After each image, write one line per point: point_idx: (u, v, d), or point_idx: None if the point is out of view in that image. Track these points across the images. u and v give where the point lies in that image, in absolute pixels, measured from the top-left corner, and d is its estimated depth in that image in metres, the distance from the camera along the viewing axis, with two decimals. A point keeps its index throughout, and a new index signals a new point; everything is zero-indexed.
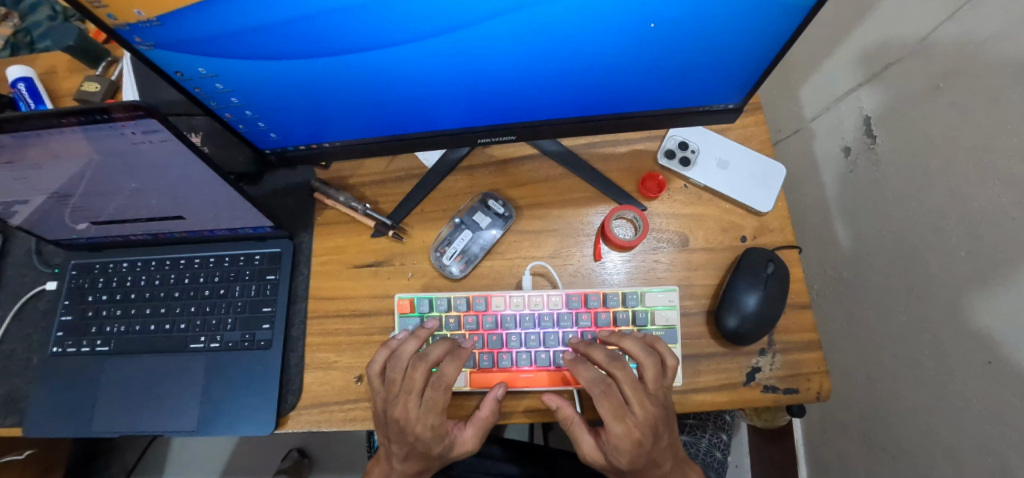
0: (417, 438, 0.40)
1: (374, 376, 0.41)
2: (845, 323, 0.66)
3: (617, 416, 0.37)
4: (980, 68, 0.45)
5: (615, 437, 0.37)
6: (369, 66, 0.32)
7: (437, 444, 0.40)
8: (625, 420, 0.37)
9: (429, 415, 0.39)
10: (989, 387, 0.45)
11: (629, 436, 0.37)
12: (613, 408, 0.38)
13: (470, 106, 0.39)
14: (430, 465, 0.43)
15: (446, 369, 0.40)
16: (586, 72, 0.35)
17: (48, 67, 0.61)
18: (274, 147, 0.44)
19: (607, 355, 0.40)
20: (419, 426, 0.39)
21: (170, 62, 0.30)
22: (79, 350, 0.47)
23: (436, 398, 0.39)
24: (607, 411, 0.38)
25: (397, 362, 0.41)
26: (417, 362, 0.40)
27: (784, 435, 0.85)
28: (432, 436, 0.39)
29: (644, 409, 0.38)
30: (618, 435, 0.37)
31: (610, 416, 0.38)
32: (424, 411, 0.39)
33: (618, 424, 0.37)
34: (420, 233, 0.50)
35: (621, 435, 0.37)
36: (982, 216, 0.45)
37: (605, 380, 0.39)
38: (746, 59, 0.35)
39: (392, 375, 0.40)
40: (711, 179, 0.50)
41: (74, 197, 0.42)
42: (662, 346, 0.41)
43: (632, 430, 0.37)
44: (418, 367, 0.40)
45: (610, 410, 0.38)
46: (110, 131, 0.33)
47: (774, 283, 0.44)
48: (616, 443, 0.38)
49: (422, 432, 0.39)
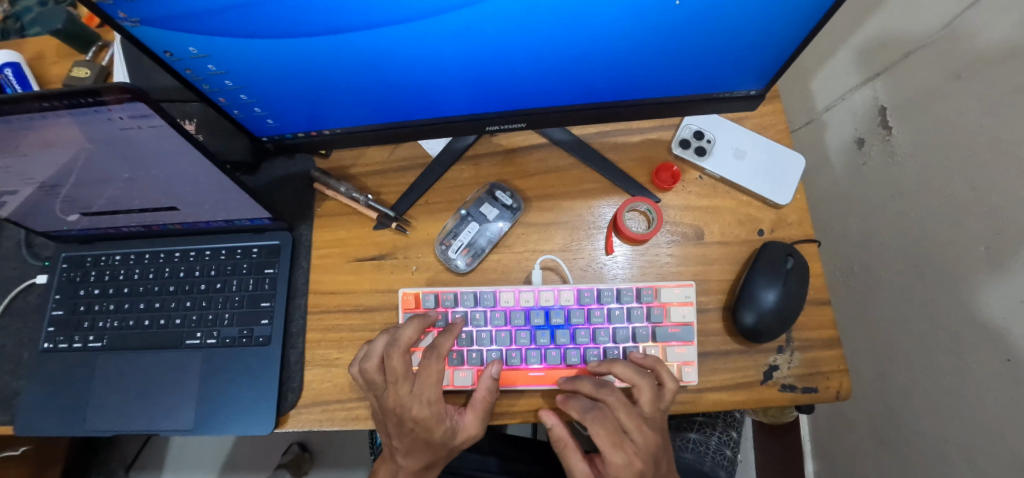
0: (416, 422, 0.38)
1: (359, 378, 0.40)
2: (857, 318, 0.65)
3: (615, 443, 0.37)
4: (1005, 53, 0.42)
5: (615, 468, 0.37)
6: (371, 46, 0.30)
7: (439, 426, 0.38)
8: (624, 449, 0.37)
9: (425, 390, 0.38)
10: (1006, 387, 0.43)
11: (630, 466, 0.37)
12: (611, 435, 0.38)
13: (476, 91, 0.37)
14: (436, 460, 0.41)
15: (436, 340, 0.39)
16: (601, 54, 0.33)
17: (36, 52, 0.59)
18: (272, 135, 0.42)
19: (594, 383, 0.39)
20: (416, 406, 0.37)
21: (158, 40, 0.28)
22: (70, 346, 0.46)
23: (429, 371, 0.38)
24: (603, 439, 0.38)
25: (373, 354, 0.39)
26: (393, 347, 0.38)
27: (791, 431, 0.84)
28: (432, 416, 0.38)
29: (643, 435, 0.37)
30: (618, 466, 0.37)
31: (608, 444, 0.38)
32: (419, 389, 0.38)
33: (617, 453, 0.37)
34: (424, 225, 0.49)
35: (621, 464, 0.37)
36: (1002, 211, 0.43)
37: (597, 406, 0.39)
38: (769, 43, 0.33)
39: (370, 367, 0.38)
40: (728, 170, 0.48)
41: (62, 187, 0.40)
42: (662, 370, 0.39)
43: (632, 459, 0.37)
44: (394, 351, 0.38)
45: (607, 438, 0.38)
46: (96, 116, 0.31)
47: (794, 278, 0.42)
48: (615, 473, 0.37)
49: (420, 412, 0.38)
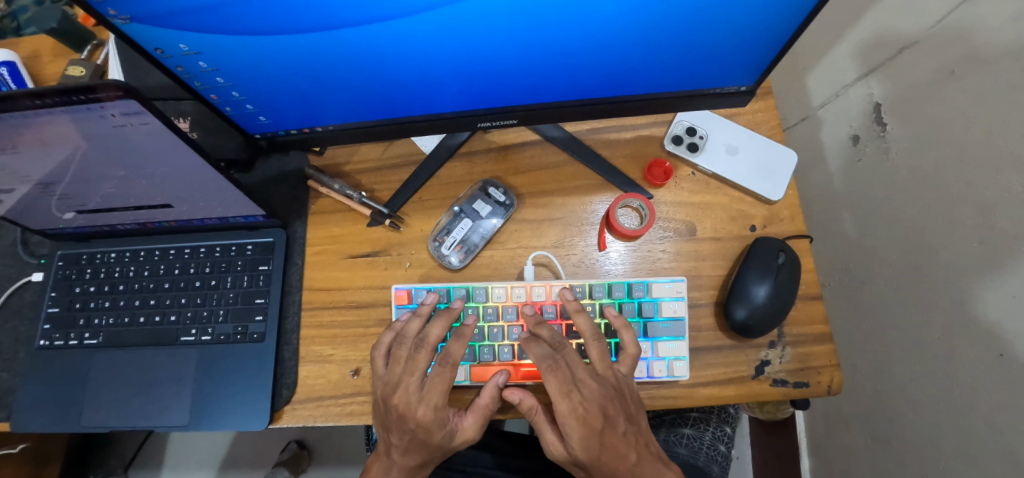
0: (419, 423, 0.39)
1: (378, 358, 0.41)
2: (851, 314, 0.65)
3: (563, 393, 0.38)
4: (998, 49, 0.42)
5: (562, 416, 0.38)
6: (361, 42, 0.30)
7: (439, 431, 0.39)
8: (571, 398, 0.38)
9: (434, 394, 0.39)
10: (999, 381, 0.43)
11: (575, 413, 0.38)
12: (560, 384, 0.38)
13: (467, 88, 0.37)
14: (431, 459, 0.41)
15: (453, 347, 0.40)
16: (590, 50, 0.33)
17: (31, 51, 0.59)
18: (265, 132, 0.42)
19: (555, 333, 0.40)
20: (422, 408, 0.38)
21: (148, 37, 0.28)
22: (67, 343, 0.46)
23: (441, 377, 0.39)
24: (554, 387, 0.38)
25: (404, 341, 0.41)
26: (422, 342, 0.40)
27: (786, 427, 0.84)
28: (434, 420, 0.39)
29: (592, 388, 0.38)
30: (564, 413, 0.38)
31: (556, 393, 0.38)
32: (428, 391, 0.39)
33: (564, 401, 0.38)
34: (418, 222, 0.49)
35: (567, 412, 0.38)
36: (996, 206, 0.43)
37: (553, 356, 0.39)
38: (760, 39, 0.33)
39: (398, 354, 0.40)
40: (721, 166, 0.48)
41: (58, 185, 0.40)
42: (625, 333, 0.40)
43: (577, 408, 0.38)
44: (422, 347, 0.40)
45: (557, 387, 0.38)
46: (89, 113, 0.31)
47: (785, 274, 0.42)
48: (563, 421, 0.38)
49: (424, 415, 0.38)
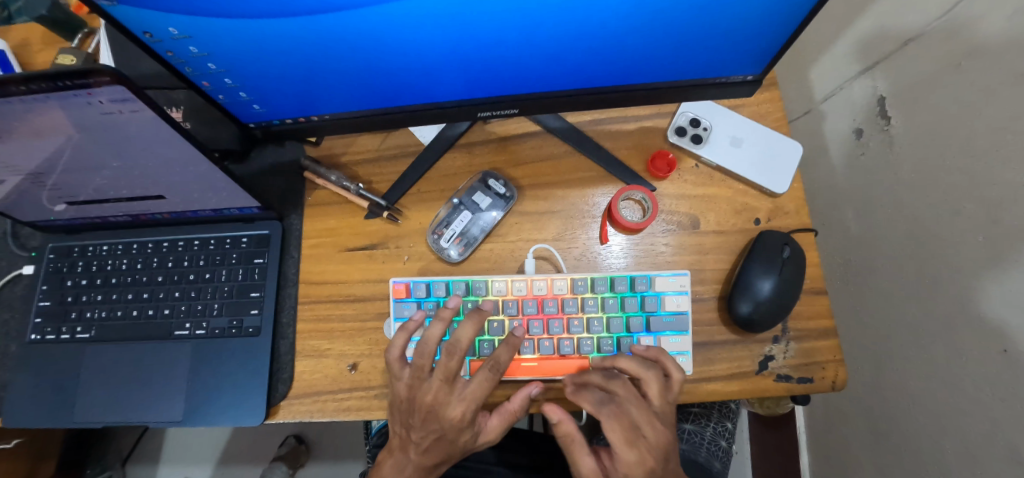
0: (453, 424, 0.38)
1: (394, 361, 0.38)
2: (853, 310, 0.64)
3: (629, 441, 0.36)
4: (1004, 41, 0.41)
5: (626, 464, 0.36)
6: (357, 27, 0.29)
7: (469, 431, 0.38)
8: (637, 446, 0.36)
9: (474, 399, 0.37)
10: (1003, 377, 0.43)
11: (643, 463, 0.36)
12: (625, 431, 0.36)
13: (468, 76, 0.36)
14: (447, 456, 0.41)
15: (461, 332, 0.37)
16: (594, 37, 0.32)
17: (21, 39, 0.57)
18: (259, 121, 0.41)
19: (602, 374, 0.39)
20: (461, 410, 0.37)
21: (135, 20, 0.27)
22: (59, 337, 0.45)
23: (485, 383, 0.37)
24: (617, 436, 0.36)
25: (424, 347, 0.38)
26: (456, 347, 0.37)
27: (787, 423, 0.84)
28: (468, 422, 0.38)
29: (654, 430, 0.37)
30: (632, 463, 0.36)
31: (621, 441, 0.36)
32: (468, 394, 0.37)
33: (631, 451, 0.36)
34: (416, 215, 0.48)
35: (634, 461, 0.36)
36: (1001, 200, 0.42)
37: (610, 400, 0.37)
38: (767, 27, 0.32)
39: (422, 359, 0.38)
40: (725, 158, 0.47)
41: (48, 176, 0.39)
42: (667, 362, 0.39)
43: (646, 455, 0.36)
44: (453, 353, 0.37)
45: (621, 434, 0.36)
46: (76, 99, 0.30)
47: (790, 268, 0.41)
48: (627, 471, 0.36)
49: (461, 415, 0.37)
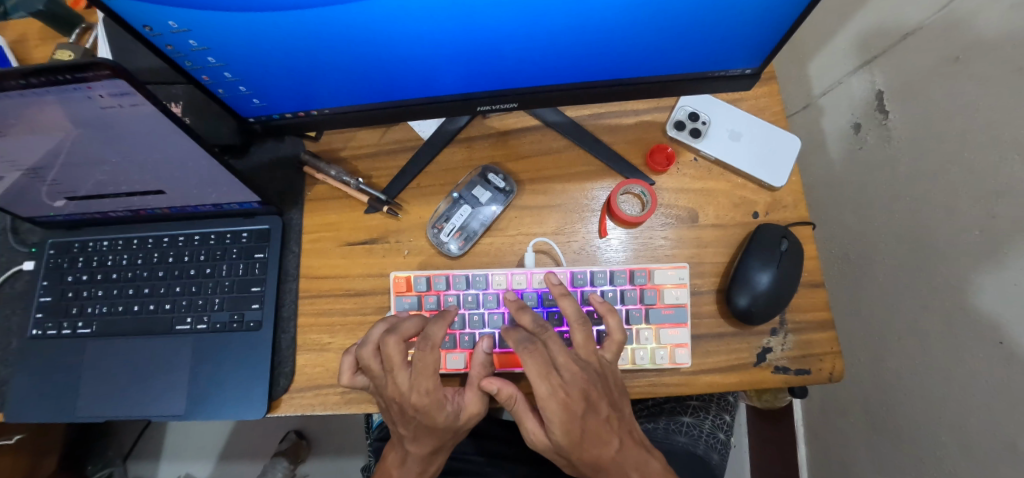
0: (416, 409, 0.36)
1: (346, 373, 0.39)
2: (851, 303, 0.65)
3: (542, 374, 0.35)
4: (1002, 36, 0.42)
5: (542, 400, 0.34)
6: (355, 20, 0.29)
7: (441, 412, 0.36)
8: (550, 379, 0.35)
9: (422, 381, 0.35)
10: (999, 368, 0.43)
11: (556, 397, 0.34)
12: (536, 365, 0.35)
13: (468, 71, 0.37)
14: (444, 442, 0.40)
15: (430, 330, 0.36)
16: (594, 31, 0.32)
17: (18, 35, 0.57)
18: (258, 116, 0.41)
19: (535, 320, 0.38)
20: (413, 396, 0.35)
21: (135, 14, 0.27)
22: (59, 332, 0.45)
23: (424, 362, 0.35)
24: (532, 368, 0.35)
25: (365, 348, 0.37)
26: (390, 334, 0.36)
27: (785, 416, 0.85)
28: (431, 404, 0.36)
29: (570, 368, 0.35)
30: (543, 397, 0.34)
31: (535, 374, 0.35)
32: (414, 379, 0.35)
33: (543, 383, 0.34)
34: (417, 209, 0.48)
35: (546, 395, 0.34)
36: (998, 193, 0.42)
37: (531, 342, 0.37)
38: (768, 21, 0.32)
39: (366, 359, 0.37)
40: (723, 151, 0.48)
41: (47, 171, 0.39)
42: (610, 319, 0.39)
43: (558, 390, 0.35)
44: (388, 340, 0.36)
45: (534, 368, 0.35)
46: (76, 94, 0.29)
47: (788, 261, 0.42)
48: (543, 407, 0.34)
49: (418, 401, 0.35)
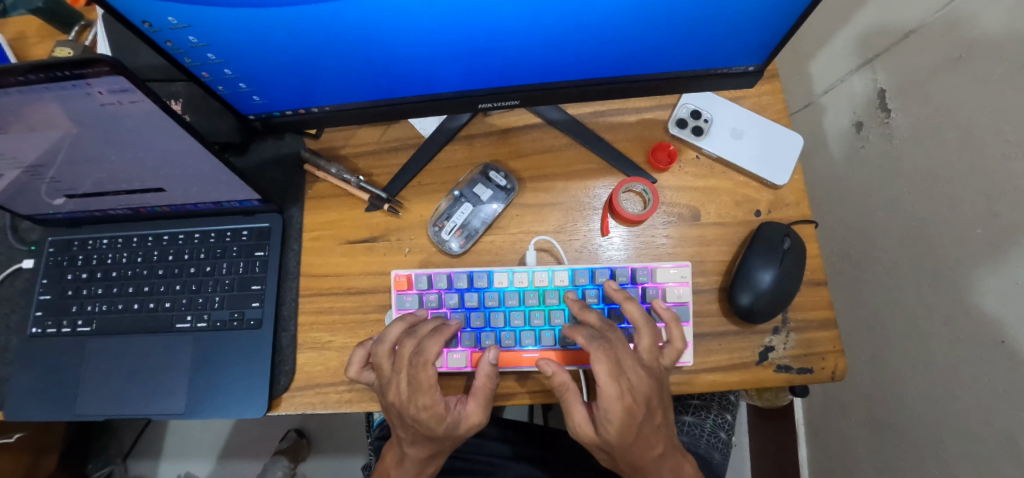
0: (414, 420, 0.36)
1: (353, 369, 0.39)
2: (853, 302, 0.65)
3: (612, 376, 0.33)
4: (1004, 34, 0.41)
5: (606, 401, 0.33)
6: (355, 16, 0.29)
7: (438, 425, 0.36)
8: (619, 383, 0.33)
9: (419, 396, 0.35)
10: (1000, 367, 0.43)
11: (622, 401, 0.33)
12: (608, 364, 0.33)
13: (468, 67, 0.36)
14: (443, 447, 0.40)
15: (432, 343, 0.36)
16: (595, 28, 0.32)
17: (17, 32, 0.57)
18: (258, 112, 0.41)
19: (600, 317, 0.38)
20: (410, 408, 0.35)
21: (134, 9, 0.27)
22: (59, 330, 0.45)
23: (422, 378, 0.35)
24: (601, 367, 0.33)
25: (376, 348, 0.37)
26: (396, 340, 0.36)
27: (786, 415, 0.85)
28: (428, 418, 0.35)
29: (638, 375, 0.34)
30: (609, 398, 0.33)
31: (605, 374, 0.33)
32: (413, 393, 0.35)
33: (613, 385, 0.33)
34: (417, 207, 0.48)
35: (613, 398, 0.33)
36: (1000, 192, 0.42)
37: (601, 337, 0.36)
38: (770, 18, 0.32)
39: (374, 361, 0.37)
40: (725, 149, 0.47)
41: (47, 169, 0.39)
42: (671, 329, 0.39)
43: (626, 394, 0.33)
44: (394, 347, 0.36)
45: (606, 368, 0.33)
46: (75, 90, 0.29)
47: (790, 259, 0.41)
48: (605, 408, 0.33)
49: (416, 413, 0.35)
